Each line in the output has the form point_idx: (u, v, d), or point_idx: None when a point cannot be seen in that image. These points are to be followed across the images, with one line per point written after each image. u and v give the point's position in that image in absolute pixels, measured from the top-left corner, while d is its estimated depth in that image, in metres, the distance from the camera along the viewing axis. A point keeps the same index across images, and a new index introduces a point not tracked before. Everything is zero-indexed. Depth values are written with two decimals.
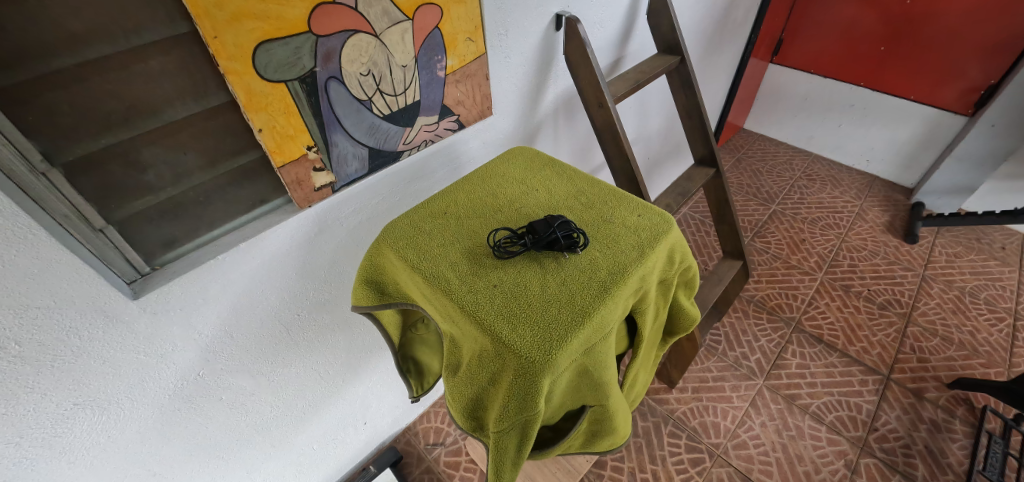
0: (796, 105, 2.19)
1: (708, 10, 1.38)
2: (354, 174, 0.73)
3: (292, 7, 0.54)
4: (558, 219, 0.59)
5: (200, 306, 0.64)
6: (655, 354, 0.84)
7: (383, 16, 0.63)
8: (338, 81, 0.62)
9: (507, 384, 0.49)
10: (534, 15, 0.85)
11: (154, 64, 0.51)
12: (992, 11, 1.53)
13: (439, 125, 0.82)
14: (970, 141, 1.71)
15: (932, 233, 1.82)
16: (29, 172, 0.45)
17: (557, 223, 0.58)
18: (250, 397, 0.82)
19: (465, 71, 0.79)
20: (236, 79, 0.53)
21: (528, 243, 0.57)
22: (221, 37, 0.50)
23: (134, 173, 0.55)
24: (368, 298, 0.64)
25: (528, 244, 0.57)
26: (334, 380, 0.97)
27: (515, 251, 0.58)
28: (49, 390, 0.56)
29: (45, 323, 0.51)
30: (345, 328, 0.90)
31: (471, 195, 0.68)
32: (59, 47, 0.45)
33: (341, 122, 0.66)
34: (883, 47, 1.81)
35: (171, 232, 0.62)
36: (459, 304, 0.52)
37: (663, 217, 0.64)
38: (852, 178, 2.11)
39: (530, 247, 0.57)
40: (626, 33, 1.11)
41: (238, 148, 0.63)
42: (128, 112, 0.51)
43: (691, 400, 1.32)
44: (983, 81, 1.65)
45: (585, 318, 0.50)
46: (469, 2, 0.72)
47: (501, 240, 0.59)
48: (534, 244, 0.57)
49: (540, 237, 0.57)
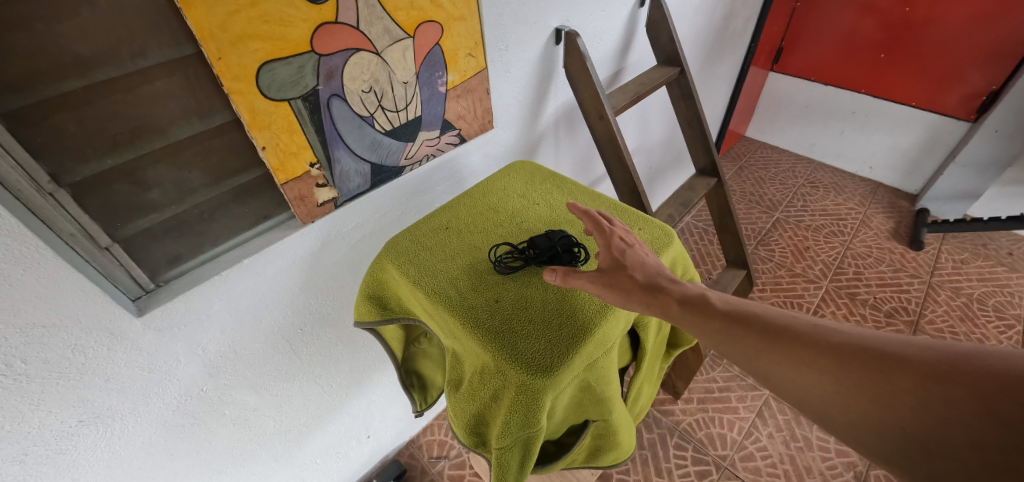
0: (797, 113, 2.19)
1: (707, 21, 1.39)
2: (356, 189, 0.74)
3: (295, 27, 0.55)
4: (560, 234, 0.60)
5: (204, 322, 0.65)
6: (659, 367, 0.83)
7: (384, 35, 0.64)
8: (341, 99, 0.63)
9: (509, 400, 0.49)
10: (534, 30, 0.86)
11: (159, 86, 0.52)
12: (989, 17, 1.54)
13: (440, 140, 0.82)
14: (973, 147, 1.71)
15: (937, 239, 1.81)
16: (37, 193, 0.46)
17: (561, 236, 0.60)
18: (252, 413, 0.81)
19: (466, 86, 0.80)
20: (240, 99, 0.54)
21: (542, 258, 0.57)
22: (225, 58, 0.51)
23: (140, 192, 0.56)
24: (370, 313, 0.64)
25: (540, 259, 0.57)
26: (337, 394, 0.96)
27: (517, 265, 0.58)
28: (53, 407, 0.56)
29: (51, 341, 0.51)
30: (350, 342, 0.90)
31: (472, 209, 0.69)
32: (69, 72, 0.46)
33: (343, 138, 0.67)
34: (883, 54, 1.82)
35: (175, 249, 0.62)
36: (460, 320, 0.52)
37: (664, 229, 0.64)
38: (856, 184, 2.10)
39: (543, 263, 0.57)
40: (626, 46, 1.12)
41: (242, 165, 0.64)
42: (135, 132, 0.52)
43: (696, 411, 1.31)
44: (986, 86, 1.65)
45: (587, 333, 0.50)
46: (469, 19, 0.73)
47: (503, 255, 0.59)
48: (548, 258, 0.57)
49: (551, 250, 0.58)
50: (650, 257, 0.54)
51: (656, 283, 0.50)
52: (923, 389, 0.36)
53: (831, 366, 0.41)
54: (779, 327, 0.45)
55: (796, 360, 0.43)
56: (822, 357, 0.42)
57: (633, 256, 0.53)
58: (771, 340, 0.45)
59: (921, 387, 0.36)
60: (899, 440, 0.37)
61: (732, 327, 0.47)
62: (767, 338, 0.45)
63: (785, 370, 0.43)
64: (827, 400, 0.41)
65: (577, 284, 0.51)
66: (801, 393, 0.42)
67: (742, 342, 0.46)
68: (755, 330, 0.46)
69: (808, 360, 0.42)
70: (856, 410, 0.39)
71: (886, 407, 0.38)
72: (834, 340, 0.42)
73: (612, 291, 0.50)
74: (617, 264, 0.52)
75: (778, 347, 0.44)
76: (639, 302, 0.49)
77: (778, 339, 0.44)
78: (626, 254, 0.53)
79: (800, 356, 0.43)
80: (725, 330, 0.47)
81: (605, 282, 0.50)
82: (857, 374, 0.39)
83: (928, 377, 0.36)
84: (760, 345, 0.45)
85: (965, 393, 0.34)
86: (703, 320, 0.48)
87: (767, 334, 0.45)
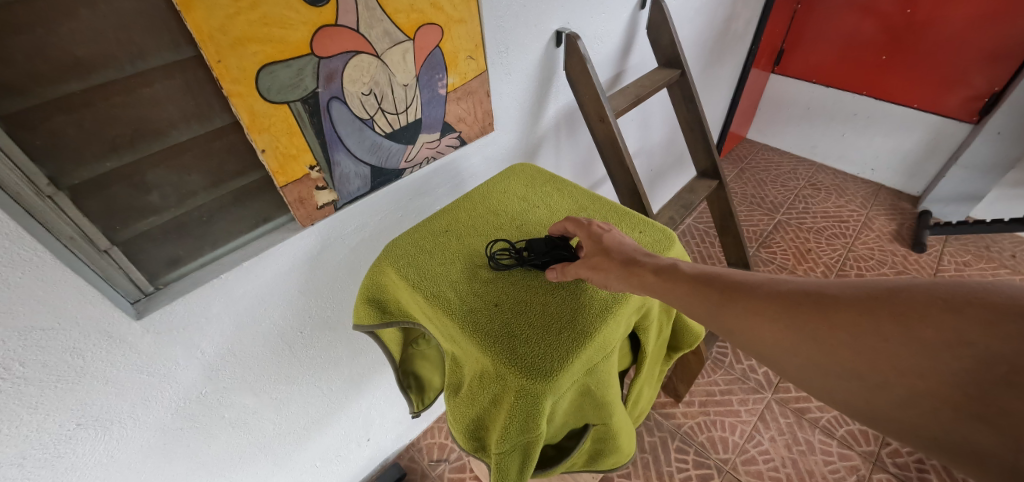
0: (799, 115, 2.19)
1: (708, 23, 1.39)
2: (356, 191, 0.73)
3: (295, 30, 0.55)
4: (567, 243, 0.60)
5: (203, 325, 0.65)
6: (660, 371, 0.83)
7: (384, 37, 0.64)
8: (341, 101, 0.63)
9: (509, 405, 0.48)
10: (535, 32, 0.86)
11: (159, 88, 0.52)
12: (991, 19, 1.53)
13: (440, 142, 0.82)
14: (975, 149, 1.70)
15: (940, 241, 1.80)
16: (36, 196, 0.47)
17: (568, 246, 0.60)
18: (252, 416, 0.81)
19: (466, 88, 0.80)
20: (239, 101, 0.54)
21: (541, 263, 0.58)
22: (225, 61, 0.51)
23: (139, 195, 0.55)
24: (368, 316, 0.64)
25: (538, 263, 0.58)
26: (337, 397, 0.96)
27: (506, 263, 0.59)
28: (52, 410, 0.56)
29: (50, 344, 0.51)
30: (350, 344, 0.90)
31: (472, 212, 0.69)
32: (68, 75, 0.46)
33: (343, 141, 0.67)
34: (884, 56, 1.82)
35: (175, 252, 0.62)
36: (459, 324, 0.52)
37: (664, 232, 0.64)
38: (857, 186, 2.10)
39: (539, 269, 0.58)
40: (627, 48, 1.12)
41: (242, 168, 0.64)
42: (134, 135, 0.52)
43: (698, 415, 1.30)
44: (988, 88, 1.64)
45: (587, 337, 0.50)
46: (469, 21, 0.73)
47: (497, 250, 0.61)
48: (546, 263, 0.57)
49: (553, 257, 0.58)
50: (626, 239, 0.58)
51: (630, 259, 0.53)
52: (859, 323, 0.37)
53: (777, 311, 0.42)
54: (734, 282, 0.47)
55: (747, 311, 0.43)
56: (771, 303, 0.42)
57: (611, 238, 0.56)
58: (726, 295, 0.46)
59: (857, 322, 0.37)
60: (843, 376, 0.38)
61: (695, 287, 0.48)
62: (725, 294, 0.46)
63: (738, 322, 0.44)
64: (777, 346, 0.41)
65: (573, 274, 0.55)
66: (754, 342, 0.43)
67: (699, 298, 0.47)
68: (713, 288, 0.47)
69: (757, 309, 0.43)
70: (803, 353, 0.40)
71: (829, 347, 0.38)
72: (782, 288, 0.43)
73: (595, 272, 0.54)
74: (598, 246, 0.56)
75: (732, 301, 0.45)
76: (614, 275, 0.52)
77: (733, 293, 0.45)
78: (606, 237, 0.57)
79: (751, 307, 0.43)
80: (688, 291, 0.48)
81: (589, 265, 0.54)
82: (801, 318, 0.40)
83: (865, 310, 0.37)
84: (721, 303, 0.45)
85: (895, 323, 0.35)
86: (669, 285, 0.48)
87: (723, 289, 0.46)
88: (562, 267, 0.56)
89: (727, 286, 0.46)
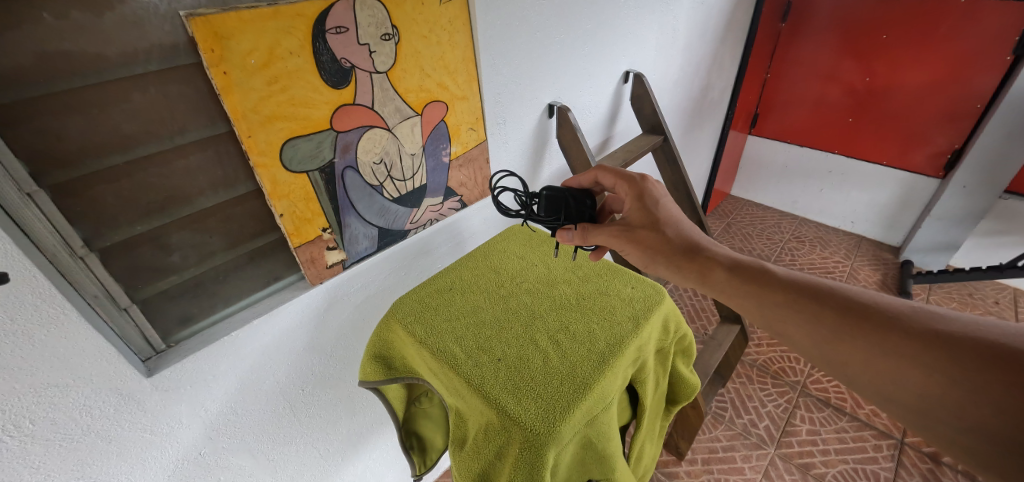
0: (777, 173, 2.32)
1: (686, 92, 1.53)
2: (364, 251, 0.78)
3: (318, 109, 0.61)
4: (589, 198, 0.71)
5: (209, 382, 0.66)
6: (659, 425, 0.83)
7: (396, 113, 0.71)
8: (354, 169, 0.69)
9: (514, 457, 0.49)
10: (530, 106, 0.96)
11: (192, 160, 0.57)
12: (942, 83, 1.69)
13: (444, 205, 0.88)
14: (946, 201, 1.80)
15: (924, 290, 1.87)
16: (70, 257, 0.50)
17: (589, 204, 0.71)
18: (247, 478, 0.78)
19: (467, 156, 0.87)
20: (264, 171, 0.60)
21: (558, 220, 0.70)
22: (254, 137, 0.57)
23: (163, 255, 0.59)
24: (375, 373, 0.65)
25: (556, 217, 0.70)
26: (332, 460, 0.93)
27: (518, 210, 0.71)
28: (52, 471, 0.55)
29: (62, 402, 0.52)
30: (349, 402, 0.90)
31: (474, 270, 0.73)
32: (114, 149, 0.51)
33: (354, 206, 0.72)
34: (850, 118, 1.96)
35: (188, 310, 0.64)
36: (466, 379, 0.54)
37: (654, 288, 0.68)
38: (840, 239, 2.19)
39: (556, 224, 0.71)
40: (612, 117, 1.23)
41: (259, 230, 0.68)
42: (165, 202, 0.57)
43: (701, 473, 1.27)
44: (949, 145, 1.77)
45: (587, 389, 0.52)
46: (470, 98, 0.82)
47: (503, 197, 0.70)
48: (564, 223, 0.70)
49: (572, 217, 0.70)
50: (674, 208, 0.69)
51: (733, 268, 0.62)
52: (997, 375, 0.41)
53: (905, 348, 0.47)
54: (867, 308, 0.51)
55: (872, 343, 0.49)
56: (897, 337, 0.48)
57: (665, 215, 0.68)
58: (848, 322, 0.51)
59: (996, 374, 0.41)
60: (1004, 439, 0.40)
61: (823, 309, 0.53)
62: (856, 322, 0.51)
63: (863, 350, 0.50)
64: (902, 383, 0.47)
65: (592, 237, 0.67)
66: (875, 373, 0.49)
67: (820, 324, 0.53)
68: (846, 312, 0.52)
69: (882, 340, 0.48)
70: (930, 392, 0.45)
71: (963, 390, 0.42)
72: (938, 329, 0.46)
73: (635, 242, 0.66)
74: (651, 222, 0.67)
75: (864, 329, 0.50)
76: (676, 262, 0.65)
77: (855, 321, 0.51)
78: (660, 211, 0.68)
79: (875, 338, 0.49)
80: (816, 314, 0.53)
81: (634, 234, 0.66)
82: (936, 358, 0.45)
83: None
84: (846, 327, 0.51)
85: None
86: (800, 307, 0.55)
87: (852, 314, 0.51)
88: (581, 230, 0.68)
89: (865, 311, 0.51)
